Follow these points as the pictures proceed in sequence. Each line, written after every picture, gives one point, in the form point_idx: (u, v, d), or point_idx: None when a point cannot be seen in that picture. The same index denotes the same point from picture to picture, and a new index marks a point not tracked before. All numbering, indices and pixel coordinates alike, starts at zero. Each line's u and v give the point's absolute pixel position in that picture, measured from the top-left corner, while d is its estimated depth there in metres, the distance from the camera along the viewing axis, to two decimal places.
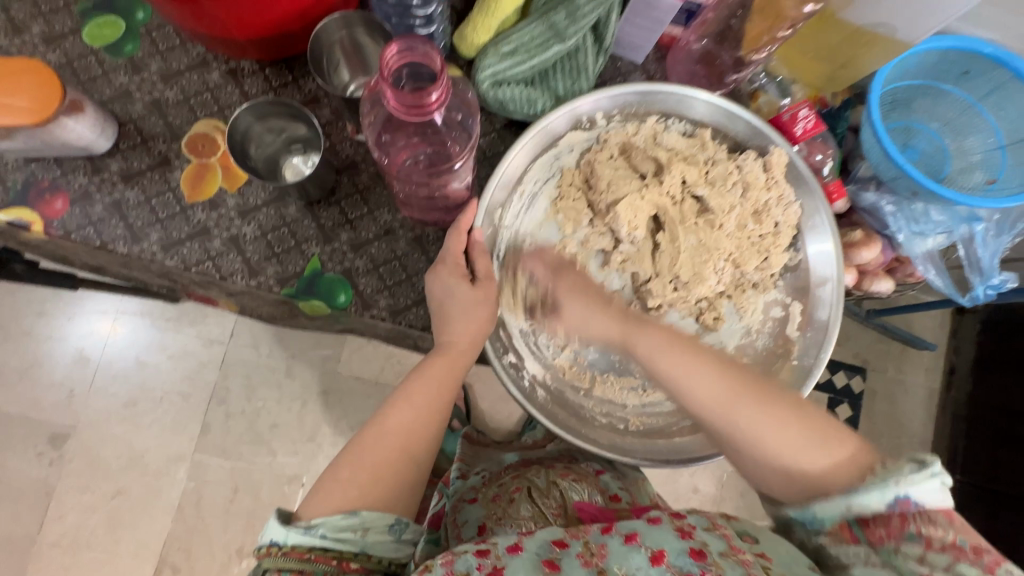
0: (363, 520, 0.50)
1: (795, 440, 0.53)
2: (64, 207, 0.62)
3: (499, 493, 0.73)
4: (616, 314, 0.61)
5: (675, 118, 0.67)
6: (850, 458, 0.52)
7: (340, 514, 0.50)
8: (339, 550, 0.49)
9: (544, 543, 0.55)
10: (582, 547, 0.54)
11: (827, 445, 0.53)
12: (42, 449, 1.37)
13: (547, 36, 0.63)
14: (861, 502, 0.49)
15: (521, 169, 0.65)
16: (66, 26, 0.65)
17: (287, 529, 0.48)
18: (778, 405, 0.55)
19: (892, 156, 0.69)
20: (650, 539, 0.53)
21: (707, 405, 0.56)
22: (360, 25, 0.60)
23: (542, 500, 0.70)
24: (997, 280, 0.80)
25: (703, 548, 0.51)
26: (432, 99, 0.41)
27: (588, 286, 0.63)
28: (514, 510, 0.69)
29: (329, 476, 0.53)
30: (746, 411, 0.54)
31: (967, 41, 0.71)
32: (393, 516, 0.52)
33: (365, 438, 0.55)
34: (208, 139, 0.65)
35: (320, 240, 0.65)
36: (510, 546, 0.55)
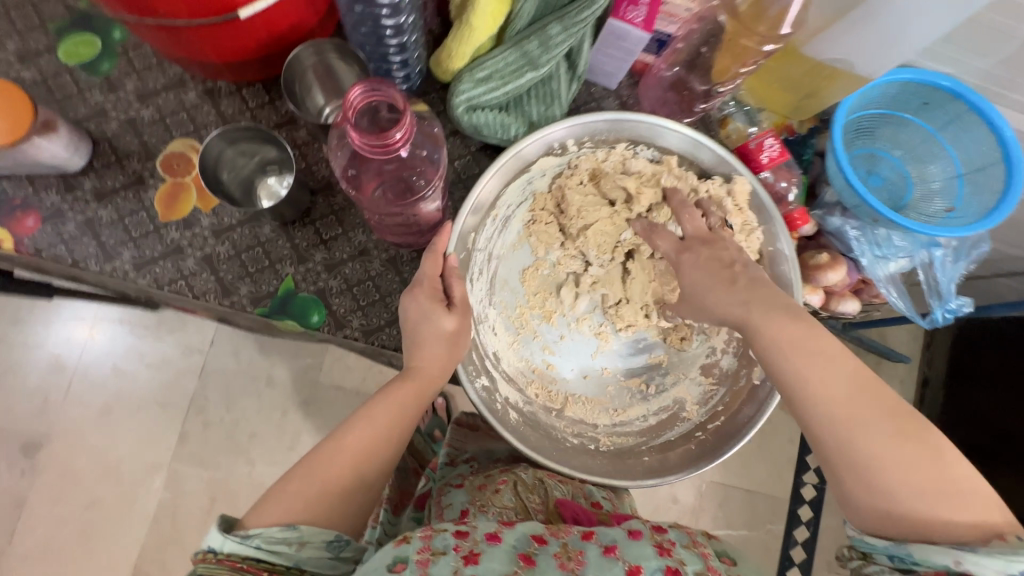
0: (301, 535, 0.49)
1: (917, 481, 0.49)
2: (36, 225, 0.62)
3: (485, 482, 0.72)
4: (745, 289, 0.59)
5: (642, 146, 0.69)
6: (980, 516, 0.48)
7: (278, 526, 0.49)
8: (272, 562, 0.49)
9: (524, 535, 0.56)
10: (560, 548, 0.55)
11: (956, 498, 0.49)
12: (13, 459, 1.35)
13: (521, 63, 0.63)
14: (974, 560, 0.45)
15: (493, 195, 0.66)
16: (42, 44, 0.65)
17: (224, 537, 0.47)
18: (913, 444, 0.50)
19: (854, 186, 0.72)
20: (628, 553, 0.54)
21: (828, 416, 0.53)
22: (332, 51, 0.62)
23: (525, 495, 0.70)
24: (955, 305, 0.82)
25: (680, 566, 0.53)
26: (395, 137, 0.42)
27: (726, 263, 0.61)
28: (497, 498, 0.69)
29: (277, 489, 0.52)
30: (870, 439, 0.51)
31: (926, 75, 0.74)
32: (333, 532, 0.51)
33: (322, 453, 0.54)
34: (182, 158, 0.65)
35: (295, 259, 0.66)
36: (489, 534, 0.56)
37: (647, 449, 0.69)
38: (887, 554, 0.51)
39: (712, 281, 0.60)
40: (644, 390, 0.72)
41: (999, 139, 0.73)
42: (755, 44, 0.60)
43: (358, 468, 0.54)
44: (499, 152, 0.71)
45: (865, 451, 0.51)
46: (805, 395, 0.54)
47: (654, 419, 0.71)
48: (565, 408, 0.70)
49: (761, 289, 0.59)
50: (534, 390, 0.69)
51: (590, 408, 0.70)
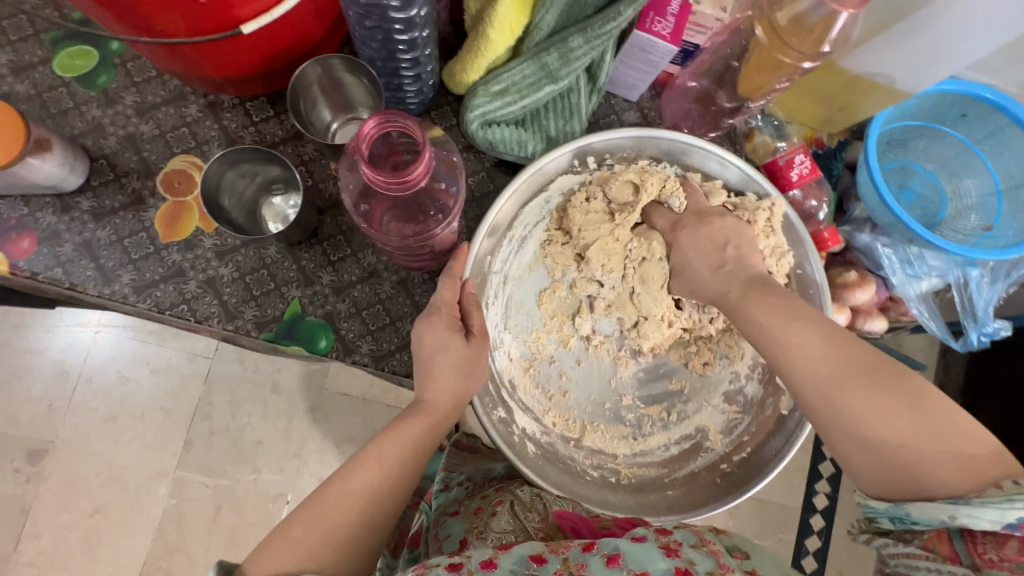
0: None
1: (902, 431, 0.46)
2: (31, 247, 0.59)
3: (482, 505, 0.64)
4: (730, 273, 0.59)
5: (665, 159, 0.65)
6: (971, 457, 0.45)
7: None
8: None
9: (521, 558, 0.51)
10: (560, 564, 0.50)
11: (947, 442, 0.45)
12: (17, 466, 1.33)
13: (539, 75, 0.60)
14: (969, 513, 0.42)
15: (511, 215, 0.62)
16: (36, 56, 0.62)
17: None
18: (889, 393, 0.47)
19: (889, 205, 0.68)
20: (634, 560, 0.49)
21: (805, 379, 0.50)
22: (338, 62, 0.58)
23: (524, 515, 0.61)
24: (992, 328, 0.78)
25: (689, 567, 0.48)
26: (415, 173, 0.39)
27: (717, 245, 0.60)
28: (495, 523, 0.60)
29: (277, 536, 0.48)
30: (850, 396, 0.48)
31: (966, 86, 0.70)
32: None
33: (327, 495, 0.51)
34: (184, 176, 0.62)
35: (301, 282, 0.63)
36: (483, 562, 0.51)
37: (669, 482, 0.66)
38: (888, 518, 0.48)
39: (702, 261, 0.60)
40: (664, 417, 0.69)
41: None
42: (791, 59, 0.56)
43: (367, 510, 0.51)
44: (515, 168, 0.68)
45: (848, 414, 0.48)
46: (784, 359, 0.52)
47: (675, 449, 0.68)
48: (583, 438, 0.67)
49: (746, 270, 0.58)
50: (551, 420, 0.66)
51: (609, 437, 0.67)
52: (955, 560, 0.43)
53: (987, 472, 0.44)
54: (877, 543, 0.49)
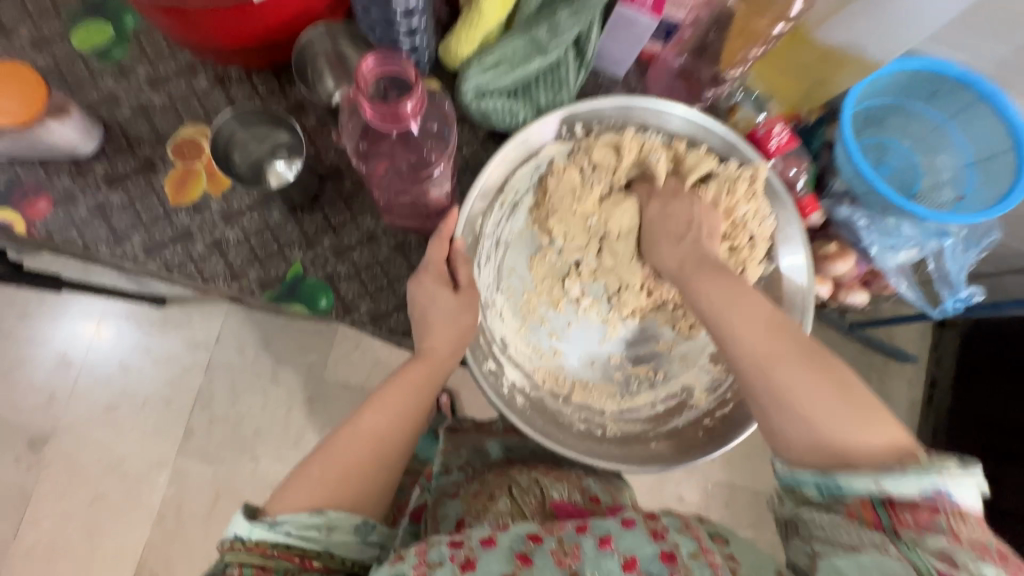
0: (330, 520, 0.49)
1: (833, 408, 0.50)
2: (47, 209, 0.63)
3: (480, 490, 0.72)
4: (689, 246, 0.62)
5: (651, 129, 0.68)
6: (888, 434, 0.49)
7: (306, 512, 0.49)
8: (303, 548, 0.49)
9: (519, 536, 0.55)
10: (556, 544, 0.53)
11: (868, 421, 0.49)
12: (19, 453, 1.35)
13: (529, 49, 0.64)
14: (893, 480, 0.45)
15: (503, 178, 0.66)
16: (55, 31, 0.65)
17: (252, 524, 0.47)
18: (819, 371, 0.52)
19: (864, 174, 0.72)
20: (623, 545, 0.52)
21: (747, 355, 0.54)
22: (344, 36, 0.61)
23: (521, 497, 0.69)
24: (965, 294, 0.82)
25: (674, 551, 0.51)
26: (408, 108, 0.42)
27: (683, 221, 0.64)
28: (492, 506, 0.68)
29: (299, 475, 0.51)
30: (788, 373, 0.52)
31: (933, 63, 0.73)
32: (360, 517, 0.52)
33: (340, 436, 0.54)
34: (192, 143, 0.66)
35: (303, 245, 0.66)
36: (484, 540, 0.54)
37: (655, 437, 0.69)
38: (814, 485, 0.49)
39: (662, 234, 0.64)
40: (651, 377, 0.72)
41: (1010, 128, 0.72)
42: (765, 26, 0.60)
43: (375, 452, 0.54)
44: (507, 139, 0.71)
45: (780, 386, 0.52)
46: (729, 340, 0.55)
47: (661, 407, 0.71)
48: (572, 395, 0.70)
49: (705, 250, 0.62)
50: (542, 377, 0.69)
51: (597, 395, 0.70)
52: (876, 525, 0.45)
53: (900, 447, 0.48)
54: (800, 515, 0.49)
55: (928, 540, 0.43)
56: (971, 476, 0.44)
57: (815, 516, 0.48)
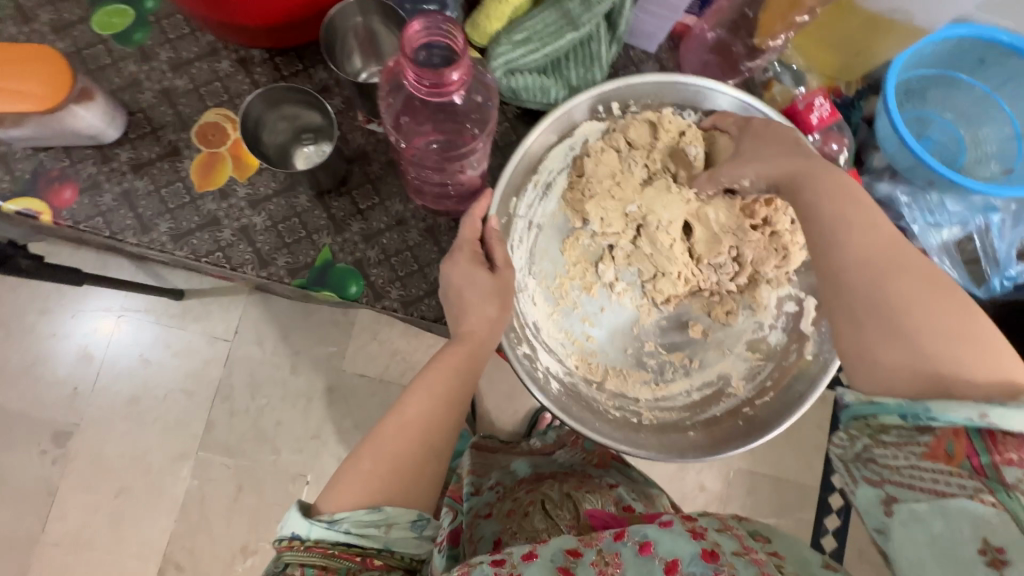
0: (387, 516, 0.48)
1: (940, 333, 0.45)
2: (73, 197, 0.62)
3: (514, 507, 0.76)
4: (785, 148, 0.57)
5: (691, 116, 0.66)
6: (1009, 384, 0.42)
7: (363, 509, 0.48)
8: (362, 546, 0.47)
9: (559, 549, 0.55)
10: (596, 556, 0.54)
11: (981, 348, 0.44)
12: (44, 448, 1.36)
13: (561, 23, 0.62)
14: (1002, 412, 0.39)
15: (536, 158, 0.64)
16: (75, 15, 0.64)
17: (311, 523, 0.46)
18: (943, 298, 0.46)
19: (909, 146, 0.69)
20: (664, 548, 0.52)
21: (860, 252, 0.50)
22: (377, 13, 0.59)
23: (555, 513, 0.74)
24: (1014, 271, 0.78)
25: (715, 549, 0.52)
26: (454, 78, 0.39)
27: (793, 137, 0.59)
28: (527, 523, 0.72)
29: (350, 468, 0.50)
30: (902, 287, 0.47)
31: (982, 29, 0.70)
32: (416, 511, 0.50)
33: (387, 427, 0.52)
34: (218, 128, 0.64)
35: (331, 230, 0.64)
36: (524, 554, 0.55)
37: (693, 424, 0.67)
38: (900, 414, 0.45)
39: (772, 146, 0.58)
40: (687, 364, 0.70)
41: None
42: None
43: (423, 440, 0.52)
44: (536, 119, 0.69)
45: (890, 296, 0.47)
46: (836, 249, 0.52)
47: (697, 395, 0.69)
48: (605, 381, 0.68)
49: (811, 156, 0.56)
50: (575, 362, 0.67)
51: (631, 382, 0.68)
52: (970, 460, 0.41)
53: (1016, 385, 0.42)
54: (875, 450, 0.47)
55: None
56: None
57: (889, 455, 0.45)
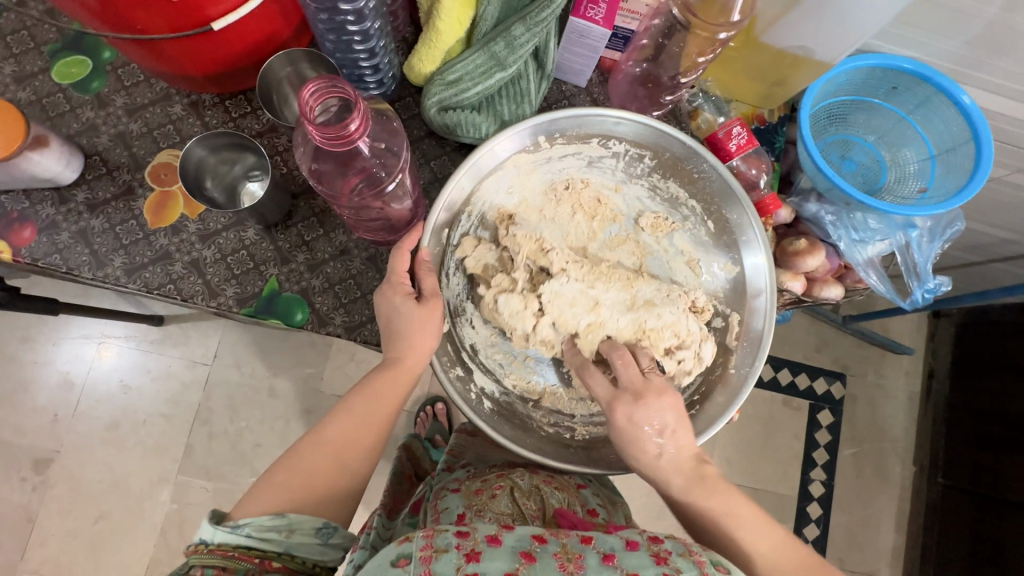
0: (290, 521, 0.52)
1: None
2: (32, 236, 0.65)
3: (482, 487, 0.77)
4: (670, 461, 0.58)
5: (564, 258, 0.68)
6: None
7: (268, 515, 0.51)
8: (263, 550, 0.50)
9: (524, 536, 0.57)
10: (559, 548, 0.56)
11: None
12: (25, 475, 1.37)
13: (489, 64, 0.65)
14: None
15: (465, 194, 0.68)
16: (36, 66, 0.68)
17: (216, 527, 0.50)
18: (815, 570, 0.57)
19: (824, 171, 0.73)
20: (626, 563, 0.55)
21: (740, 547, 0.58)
22: (304, 60, 0.65)
23: (522, 501, 0.75)
24: (932, 284, 0.83)
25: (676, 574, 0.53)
26: (353, 128, 0.43)
27: (654, 429, 0.58)
28: (494, 504, 0.74)
29: (263, 481, 0.54)
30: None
31: (890, 60, 0.74)
32: (321, 519, 0.54)
33: (304, 446, 0.56)
34: (169, 167, 0.68)
35: (278, 261, 0.68)
36: (489, 536, 0.56)
37: None
38: None
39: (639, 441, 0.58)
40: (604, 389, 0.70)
41: (966, 118, 0.74)
42: (712, 33, 0.61)
43: (339, 457, 0.56)
44: (473, 151, 0.74)
45: None
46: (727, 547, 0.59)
47: None
48: (542, 399, 0.71)
49: (688, 455, 0.59)
50: (511, 381, 0.70)
51: (567, 399, 0.70)
52: None
53: None
54: None
55: None
56: None
57: None
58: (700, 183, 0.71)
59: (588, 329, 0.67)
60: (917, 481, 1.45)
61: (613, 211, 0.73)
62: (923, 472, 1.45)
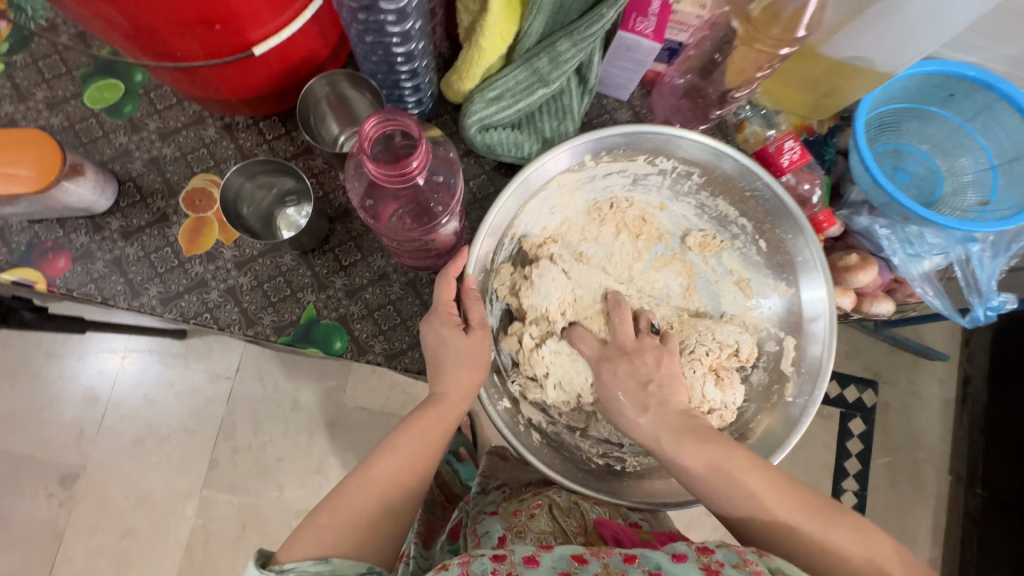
0: (334, 567, 0.49)
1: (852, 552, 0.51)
2: (67, 266, 0.64)
3: (520, 507, 0.74)
4: (654, 416, 0.59)
5: (570, 316, 0.67)
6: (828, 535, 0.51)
7: (311, 560, 0.49)
8: None
9: (562, 556, 0.53)
10: (600, 569, 0.52)
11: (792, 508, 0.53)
12: (52, 490, 1.37)
13: (532, 80, 0.62)
14: None
15: (510, 217, 0.64)
16: (68, 91, 0.67)
17: (261, 571, 0.48)
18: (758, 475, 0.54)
19: (882, 185, 0.69)
20: None
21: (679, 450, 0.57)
22: (345, 80, 0.62)
23: (562, 518, 0.72)
24: (997, 301, 0.79)
25: None
26: (413, 165, 0.42)
27: (641, 379, 0.61)
28: (534, 524, 0.71)
29: (307, 523, 0.52)
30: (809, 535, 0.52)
31: (950, 66, 0.72)
32: (365, 564, 0.50)
33: (348, 486, 0.54)
34: (204, 193, 0.67)
35: (316, 287, 0.66)
36: (526, 557, 0.53)
37: None
38: None
39: (628, 402, 0.60)
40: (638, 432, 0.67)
41: None
42: (770, 48, 0.57)
43: (383, 499, 0.54)
44: (514, 170, 0.71)
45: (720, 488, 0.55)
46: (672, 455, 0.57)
47: None
48: (589, 428, 0.68)
49: (672, 410, 0.59)
50: (557, 410, 0.67)
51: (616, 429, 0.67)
52: None
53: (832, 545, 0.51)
54: None
55: None
56: None
57: None
58: (751, 201, 0.66)
59: (589, 391, 0.65)
60: (953, 492, 1.40)
61: (658, 230, 0.71)
62: (960, 482, 1.40)
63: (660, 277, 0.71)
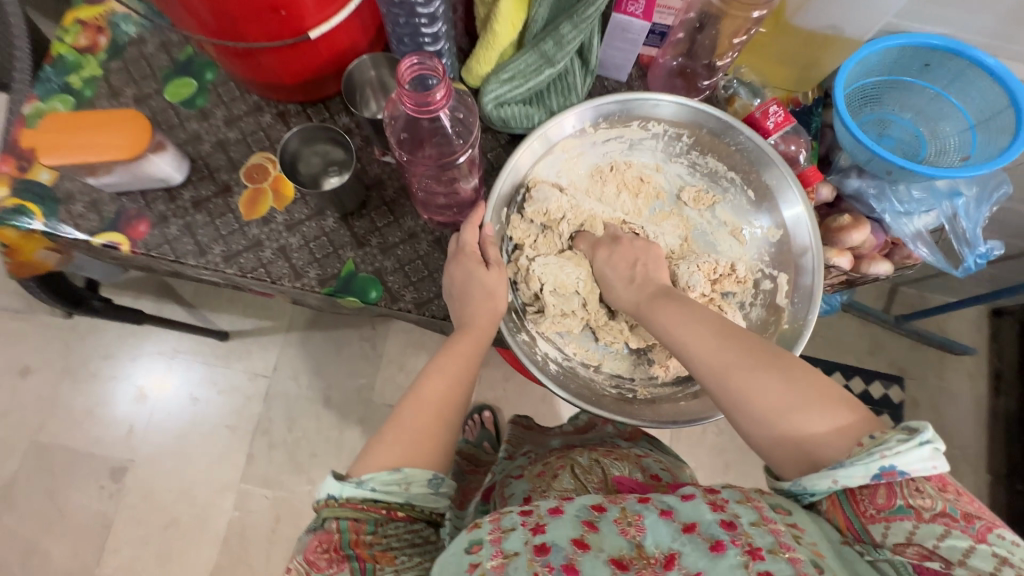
0: (407, 475, 0.56)
1: (783, 399, 0.54)
2: (146, 230, 0.75)
3: (544, 469, 0.81)
4: (637, 288, 0.68)
5: (572, 222, 0.75)
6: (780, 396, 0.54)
7: (387, 471, 0.56)
8: (387, 501, 0.56)
9: (584, 505, 0.57)
10: (619, 513, 0.55)
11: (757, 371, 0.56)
12: (103, 483, 1.46)
13: (540, 62, 0.72)
14: (845, 474, 0.50)
15: (522, 175, 0.74)
16: (152, 88, 0.80)
17: (343, 483, 0.55)
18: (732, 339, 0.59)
19: (864, 143, 0.74)
20: (683, 514, 0.54)
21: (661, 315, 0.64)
22: (386, 66, 0.75)
23: (584, 476, 0.78)
24: (985, 249, 0.84)
25: (735, 521, 0.52)
26: (436, 95, 0.53)
27: (629, 263, 0.70)
28: (558, 483, 0.76)
29: (375, 440, 0.59)
30: (740, 377, 0.56)
31: (917, 37, 0.78)
32: (430, 472, 0.58)
33: (407, 405, 0.61)
34: (260, 168, 0.78)
35: (354, 245, 0.75)
36: (551, 508, 0.56)
37: (685, 395, 0.71)
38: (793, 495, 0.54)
39: (616, 278, 0.69)
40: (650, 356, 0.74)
41: (1005, 86, 0.75)
42: (746, 13, 0.65)
43: (438, 411, 0.61)
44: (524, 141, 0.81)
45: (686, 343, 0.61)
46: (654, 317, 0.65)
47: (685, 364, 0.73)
48: (602, 364, 0.74)
49: (652, 283, 0.68)
50: (572, 349, 0.74)
51: (626, 363, 0.74)
52: (845, 514, 0.51)
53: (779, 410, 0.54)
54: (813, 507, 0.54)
55: (893, 528, 0.49)
56: (914, 444, 0.47)
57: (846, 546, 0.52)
58: (738, 155, 0.74)
59: (587, 287, 0.72)
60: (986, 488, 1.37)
61: (656, 189, 0.78)
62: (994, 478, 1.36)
63: (660, 231, 0.77)
